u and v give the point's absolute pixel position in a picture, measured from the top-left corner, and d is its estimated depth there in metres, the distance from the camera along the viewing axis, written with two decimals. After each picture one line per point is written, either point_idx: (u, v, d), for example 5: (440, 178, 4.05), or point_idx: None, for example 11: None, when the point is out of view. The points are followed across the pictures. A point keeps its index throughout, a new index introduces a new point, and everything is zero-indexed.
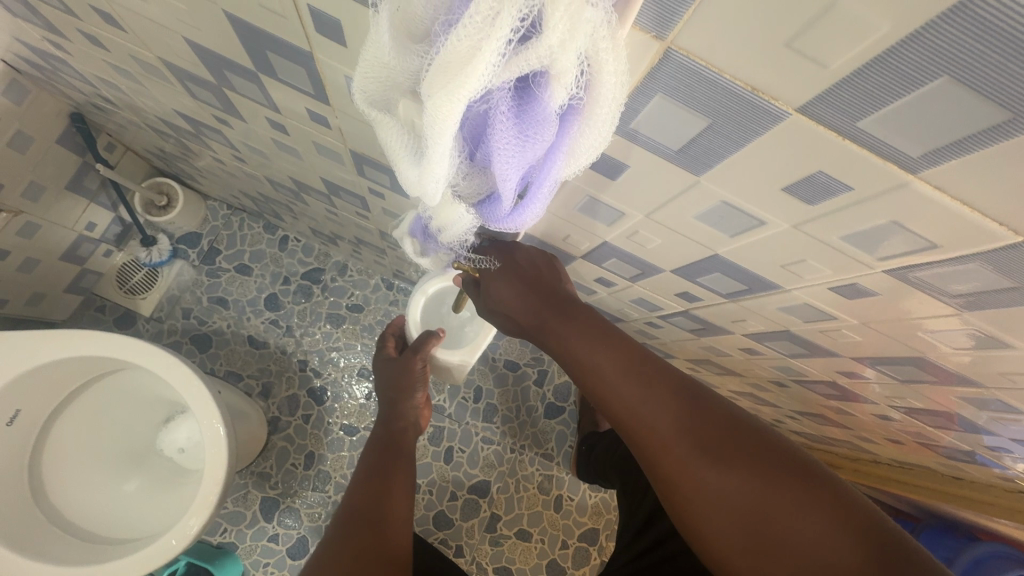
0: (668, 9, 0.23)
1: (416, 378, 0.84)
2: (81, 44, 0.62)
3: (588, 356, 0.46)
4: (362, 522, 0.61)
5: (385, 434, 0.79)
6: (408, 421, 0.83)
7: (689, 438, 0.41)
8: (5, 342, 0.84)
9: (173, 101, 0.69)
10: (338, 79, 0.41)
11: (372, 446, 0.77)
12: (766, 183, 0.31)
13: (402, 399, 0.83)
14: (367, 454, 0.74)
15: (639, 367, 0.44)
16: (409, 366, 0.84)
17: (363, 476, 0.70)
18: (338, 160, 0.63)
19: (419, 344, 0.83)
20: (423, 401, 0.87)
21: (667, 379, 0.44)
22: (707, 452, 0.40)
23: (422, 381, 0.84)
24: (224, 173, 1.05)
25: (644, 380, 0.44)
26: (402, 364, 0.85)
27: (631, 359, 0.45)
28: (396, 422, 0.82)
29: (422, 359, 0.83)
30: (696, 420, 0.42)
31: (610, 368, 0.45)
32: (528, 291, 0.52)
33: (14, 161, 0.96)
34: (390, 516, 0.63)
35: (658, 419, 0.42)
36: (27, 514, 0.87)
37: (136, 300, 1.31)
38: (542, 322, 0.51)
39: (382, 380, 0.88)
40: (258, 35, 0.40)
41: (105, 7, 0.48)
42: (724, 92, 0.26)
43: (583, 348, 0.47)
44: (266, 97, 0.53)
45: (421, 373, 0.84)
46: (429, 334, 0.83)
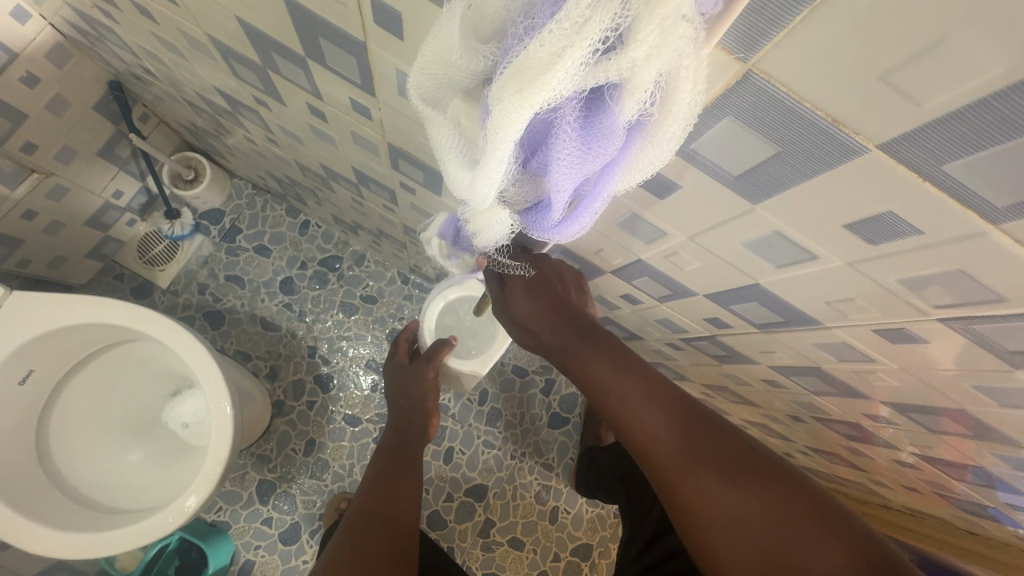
0: (756, 32, 0.22)
1: (429, 387, 0.84)
2: (129, 13, 0.62)
3: (609, 376, 0.45)
4: (374, 521, 0.61)
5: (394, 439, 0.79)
6: (416, 428, 0.83)
7: (707, 466, 0.40)
8: (26, 301, 0.85)
9: (214, 78, 0.69)
10: (389, 72, 0.40)
11: (382, 452, 0.76)
12: (828, 218, 0.30)
13: (415, 406, 0.84)
14: (376, 457, 0.74)
15: (661, 394, 0.44)
16: (422, 374, 0.84)
17: (372, 480, 0.69)
18: (373, 152, 0.63)
19: (433, 352, 0.82)
20: (433, 410, 0.87)
21: (689, 408, 0.43)
22: (727, 481, 0.39)
23: (436, 390, 0.85)
24: (254, 152, 1.05)
25: (666, 405, 0.43)
26: (415, 372, 0.85)
27: (652, 383, 0.44)
28: (407, 428, 0.83)
29: (435, 367, 0.83)
30: (716, 450, 0.41)
31: (631, 391, 0.44)
32: (552, 305, 0.52)
33: (50, 124, 0.96)
34: (398, 518, 0.63)
35: (674, 444, 0.41)
36: (32, 474, 0.87)
37: (155, 271, 1.32)
38: (563, 338, 0.50)
39: (393, 386, 0.88)
40: (313, 20, 0.40)
41: None
42: (802, 120, 0.25)
43: (603, 368, 0.46)
44: (311, 82, 0.52)
45: (434, 381, 0.84)
46: (443, 342, 0.81)
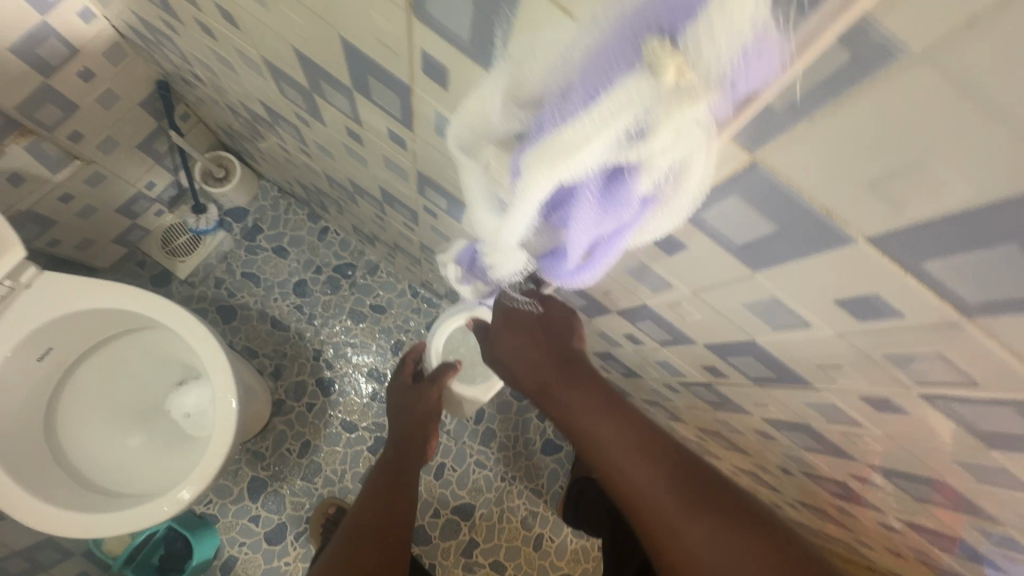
0: (764, 131, 0.24)
1: (431, 406, 0.87)
2: (191, 28, 0.67)
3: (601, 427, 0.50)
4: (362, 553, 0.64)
5: (393, 457, 0.83)
6: (414, 450, 0.86)
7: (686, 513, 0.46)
8: (56, 282, 0.89)
9: (260, 92, 0.73)
10: (429, 114, 0.44)
11: (381, 469, 0.80)
12: (821, 292, 0.32)
13: (415, 428, 0.86)
14: (371, 479, 0.78)
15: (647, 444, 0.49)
16: (425, 394, 0.87)
17: (372, 496, 0.74)
18: (402, 177, 0.66)
19: (437, 374, 0.86)
20: (433, 430, 0.90)
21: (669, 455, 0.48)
22: (706, 521, 0.46)
23: (436, 412, 0.87)
24: (284, 159, 1.09)
25: (651, 456, 0.48)
26: (418, 392, 0.88)
27: (637, 437, 0.49)
28: (405, 448, 0.85)
29: (438, 389, 0.86)
30: (695, 496, 0.47)
31: (619, 445, 0.49)
32: (549, 349, 0.56)
33: (98, 116, 1.02)
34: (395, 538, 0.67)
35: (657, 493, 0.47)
36: (37, 448, 0.90)
37: (175, 261, 1.36)
38: (555, 383, 0.54)
39: (395, 402, 0.92)
40: (365, 62, 0.44)
41: (229, 8, 0.52)
42: (800, 208, 0.27)
43: (593, 418, 0.51)
44: (353, 111, 0.56)
45: (435, 403, 0.86)
46: (447, 365, 0.85)
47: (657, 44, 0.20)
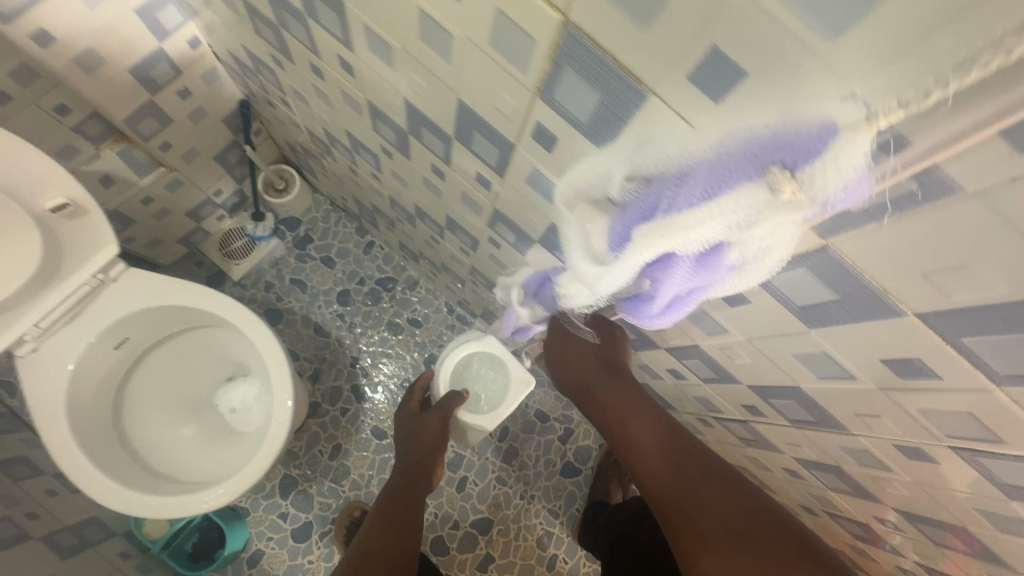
0: (840, 224, 0.31)
1: (435, 433, 0.96)
2: (299, 67, 0.75)
3: (627, 421, 0.65)
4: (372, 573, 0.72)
5: (401, 482, 0.92)
6: (423, 473, 0.95)
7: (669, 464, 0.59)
8: (140, 279, 0.96)
9: (350, 125, 0.82)
10: (525, 168, 0.51)
11: (387, 494, 0.91)
12: (869, 352, 0.38)
13: (423, 454, 0.96)
14: (378, 505, 0.87)
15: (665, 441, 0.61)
16: (430, 419, 0.96)
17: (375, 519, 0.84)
18: (476, 211, 0.74)
19: (445, 402, 0.95)
20: (439, 457, 0.98)
21: (675, 444, 0.60)
22: (681, 476, 0.57)
23: (442, 437, 0.96)
24: (348, 179, 1.17)
25: (660, 444, 0.61)
26: (423, 419, 0.97)
27: (643, 413, 0.65)
28: (414, 473, 0.94)
29: (443, 414, 0.95)
30: (691, 474, 0.57)
31: (627, 416, 0.66)
32: (598, 361, 0.72)
33: (187, 129, 1.11)
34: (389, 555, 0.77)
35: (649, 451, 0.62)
36: (107, 430, 0.97)
37: (230, 263, 1.45)
38: (597, 384, 0.71)
39: (403, 430, 1.01)
40: (477, 121, 0.51)
41: (351, 61, 0.60)
42: (860, 284, 0.33)
43: (615, 402, 0.68)
44: (446, 153, 0.63)
45: (440, 429, 0.96)
46: (455, 394, 0.95)
47: (775, 172, 0.29)
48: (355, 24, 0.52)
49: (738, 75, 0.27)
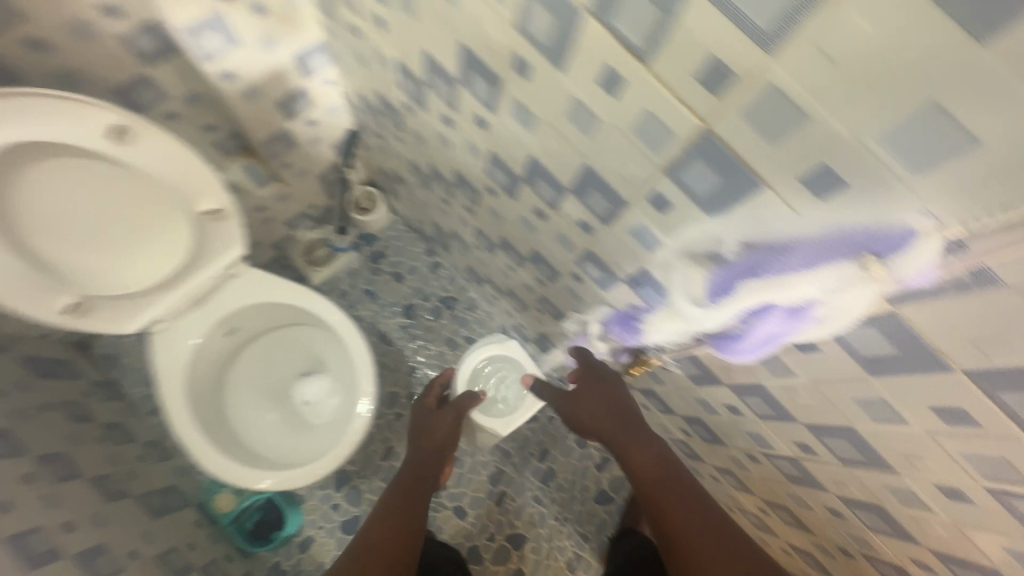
0: (908, 294, 0.41)
1: (447, 429, 1.09)
2: (430, 116, 0.89)
3: (640, 459, 0.86)
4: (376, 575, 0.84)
5: (409, 478, 1.02)
6: (431, 464, 1.06)
7: (674, 494, 0.82)
8: (257, 277, 1.11)
9: (461, 165, 0.95)
10: (634, 221, 0.63)
11: (394, 488, 1.01)
12: (921, 399, 0.47)
13: (433, 450, 1.07)
14: (386, 501, 0.98)
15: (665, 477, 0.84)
16: (443, 417, 1.10)
17: (381, 514, 0.95)
18: (567, 249, 0.85)
19: (460, 404, 1.10)
20: (449, 451, 1.09)
21: (670, 471, 0.84)
22: (680, 502, 0.81)
23: (453, 433, 1.09)
24: (435, 206, 1.31)
25: (659, 471, 0.85)
26: (438, 415, 1.11)
27: (657, 451, 0.87)
28: (423, 469, 1.04)
29: (456, 412, 1.09)
30: (679, 497, 0.82)
31: (646, 453, 0.87)
32: (609, 399, 0.91)
33: (305, 152, 1.27)
34: (396, 557, 0.88)
35: (653, 477, 0.85)
36: (210, 407, 1.11)
37: (311, 269, 1.60)
38: (611, 420, 0.90)
39: (417, 420, 1.13)
40: (598, 181, 0.63)
41: (489, 120, 0.74)
42: (920, 343, 0.43)
43: (631, 439, 0.88)
44: (556, 201, 0.76)
45: (452, 426, 1.09)
46: (472, 396, 1.09)
47: (862, 261, 0.41)
48: (507, 97, 0.65)
49: (842, 185, 0.38)
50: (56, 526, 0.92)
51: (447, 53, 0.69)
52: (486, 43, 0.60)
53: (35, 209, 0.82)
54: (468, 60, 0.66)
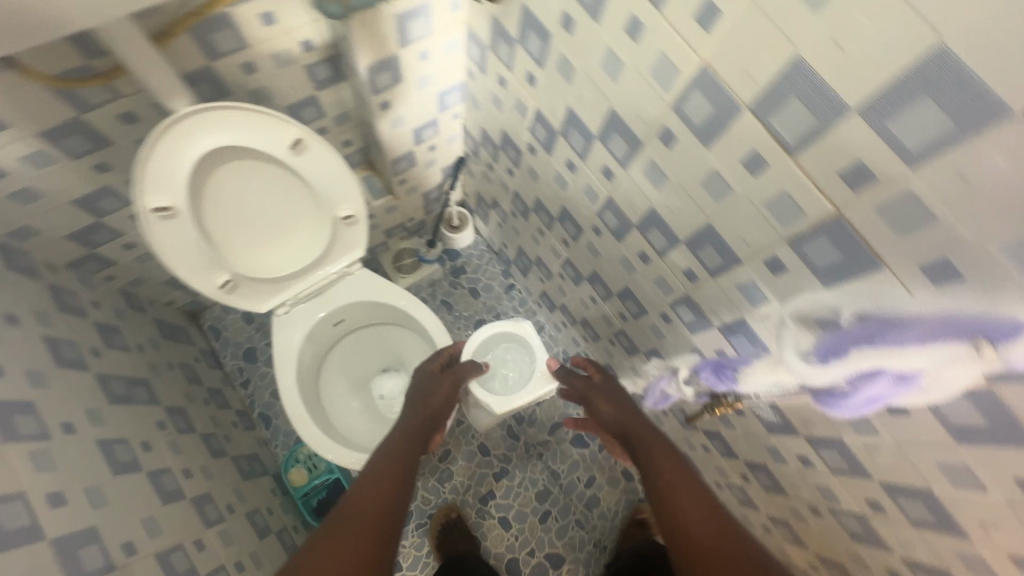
0: (1005, 378, 0.47)
1: (446, 394, 1.08)
2: (554, 159, 1.01)
3: (653, 447, 0.91)
4: (367, 528, 0.77)
5: (403, 437, 0.99)
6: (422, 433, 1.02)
7: (676, 477, 0.84)
8: (370, 278, 1.24)
9: (572, 204, 1.06)
10: (746, 276, 0.72)
11: (383, 449, 0.95)
12: (1006, 470, 0.53)
13: (430, 414, 1.05)
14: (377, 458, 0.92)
15: (670, 470, 0.85)
16: (445, 380, 1.08)
17: (369, 471, 0.89)
18: (664, 291, 0.94)
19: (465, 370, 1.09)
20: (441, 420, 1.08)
21: (678, 462, 0.86)
22: (684, 483, 0.82)
23: (450, 400, 1.08)
24: (526, 234, 1.43)
25: (672, 462, 0.86)
26: (440, 379, 1.09)
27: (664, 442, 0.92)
28: (412, 437, 0.99)
29: (457, 375, 1.09)
30: (682, 480, 0.83)
31: (656, 443, 0.91)
32: (616, 397, 1.04)
33: (420, 172, 1.42)
34: (373, 513, 0.80)
35: (661, 460, 0.88)
36: (310, 387, 1.24)
37: (397, 275, 1.74)
38: (625, 418, 0.99)
39: (419, 385, 1.11)
40: (717, 238, 0.72)
41: (617, 172, 0.85)
42: (1011, 421, 0.49)
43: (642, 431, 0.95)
44: (667, 248, 0.85)
45: (449, 391, 1.07)
46: (475, 366, 1.10)
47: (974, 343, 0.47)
48: (644, 158, 0.76)
49: (961, 277, 0.46)
50: (180, 471, 1.05)
51: (595, 115, 0.81)
52: (639, 114, 0.71)
53: (223, 196, 0.98)
54: (615, 123, 0.77)
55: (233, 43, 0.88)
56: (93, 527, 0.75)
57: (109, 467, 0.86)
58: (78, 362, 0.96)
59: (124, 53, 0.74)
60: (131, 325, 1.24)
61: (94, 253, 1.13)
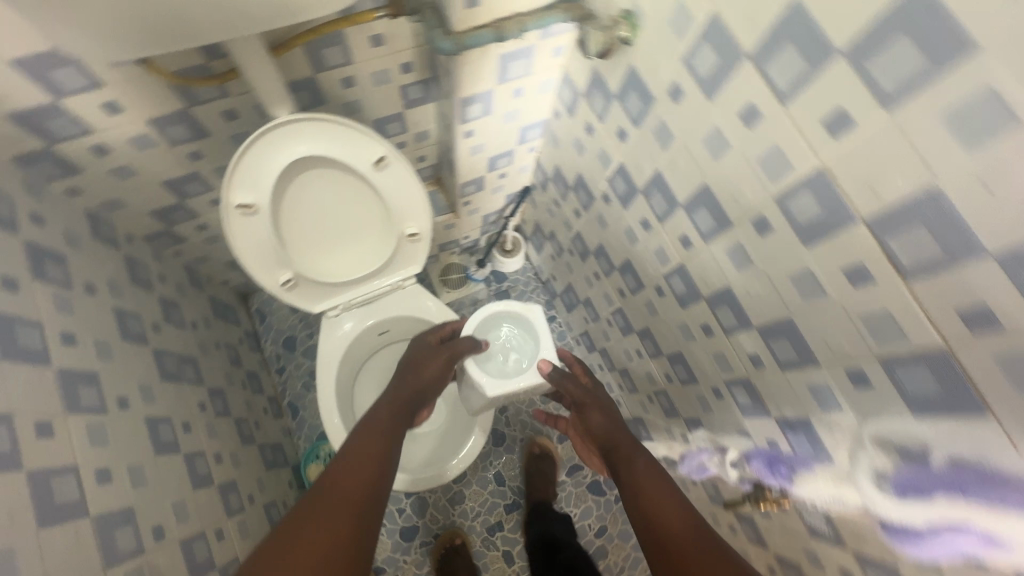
0: None
1: (437, 368, 1.01)
2: (629, 213, 1.00)
3: (633, 455, 0.84)
4: (348, 501, 0.71)
5: (387, 410, 0.92)
6: (405, 408, 0.95)
7: (660, 486, 0.77)
8: (422, 296, 1.25)
9: (638, 259, 1.05)
10: (821, 379, 0.69)
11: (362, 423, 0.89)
12: None
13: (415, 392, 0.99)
14: (353, 437, 0.84)
15: (650, 478, 0.79)
16: (439, 355, 1.02)
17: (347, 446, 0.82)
18: (721, 367, 0.91)
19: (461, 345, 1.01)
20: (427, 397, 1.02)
21: (659, 472, 0.80)
22: (667, 493, 0.75)
23: (443, 376, 1.02)
24: (579, 273, 1.42)
25: (656, 474, 0.79)
26: (434, 354, 1.04)
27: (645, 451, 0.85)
28: (392, 409, 0.93)
29: (452, 352, 1.01)
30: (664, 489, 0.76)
31: (637, 451, 0.84)
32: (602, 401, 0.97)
33: (486, 196, 1.43)
34: (356, 483, 0.74)
35: (644, 468, 0.81)
36: (346, 391, 1.25)
37: (443, 288, 1.73)
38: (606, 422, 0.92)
39: (412, 358, 1.06)
40: (796, 334, 0.70)
41: (696, 243, 0.83)
42: None
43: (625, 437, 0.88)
44: (735, 328, 0.82)
45: (442, 366, 1.01)
46: (475, 343, 1.01)
47: None
48: (730, 237, 0.74)
49: None
50: (212, 455, 1.07)
51: (684, 184, 0.79)
52: (735, 196, 0.69)
53: (302, 202, 1.00)
54: (705, 198, 0.76)
55: (340, 59, 0.91)
56: (131, 507, 0.77)
57: (152, 446, 0.88)
58: (140, 335, 0.99)
59: (244, 58, 0.77)
60: (190, 301, 1.28)
61: (170, 230, 1.18)
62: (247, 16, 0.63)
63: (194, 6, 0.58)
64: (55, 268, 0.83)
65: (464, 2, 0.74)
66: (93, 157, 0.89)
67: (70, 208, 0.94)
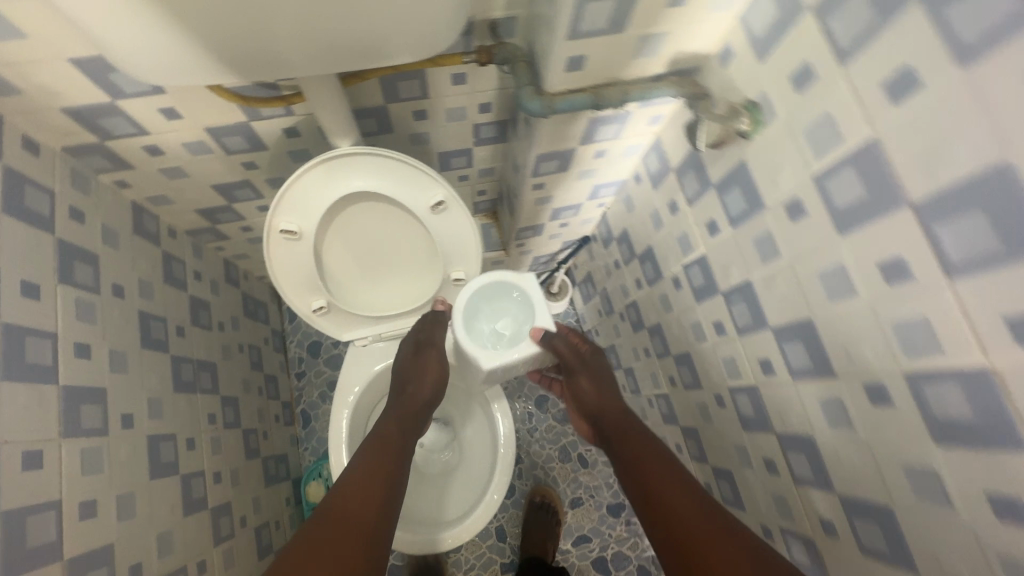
0: None
1: (428, 368, 0.90)
2: (701, 308, 0.88)
3: (644, 449, 0.72)
4: (354, 538, 0.63)
5: (397, 422, 0.82)
6: (417, 418, 0.84)
7: (691, 491, 0.66)
8: None
9: (700, 357, 0.93)
10: None
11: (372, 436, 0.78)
12: None
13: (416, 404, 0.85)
14: (358, 453, 0.75)
15: (671, 479, 0.68)
16: (428, 353, 0.92)
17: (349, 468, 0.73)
18: (779, 510, 0.79)
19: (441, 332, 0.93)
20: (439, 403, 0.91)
21: (685, 477, 0.68)
22: (697, 497, 0.65)
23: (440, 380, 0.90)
24: (626, 341, 1.31)
25: (680, 480, 0.67)
26: (425, 350, 0.93)
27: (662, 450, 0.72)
28: (398, 417, 0.82)
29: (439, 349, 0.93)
30: (693, 498, 0.65)
31: (654, 449, 0.72)
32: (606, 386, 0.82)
33: (541, 241, 1.33)
34: (363, 512, 0.66)
35: (669, 469, 0.69)
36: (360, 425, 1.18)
37: None
38: (614, 415, 0.79)
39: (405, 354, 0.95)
40: (893, 528, 0.57)
41: (779, 374, 0.71)
42: None
43: (639, 436, 0.74)
44: (808, 481, 0.70)
45: (437, 371, 0.91)
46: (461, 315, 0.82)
47: None
48: (829, 389, 0.62)
49: None
50: (211, 474, 1.01)
51: (780, 308, 0.68)
52: (848, 349, 0.57)
53: (350, 233, 0.94)
54: (806, 335, 0.64)
55: (414, 93, 0.83)
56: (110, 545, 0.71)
57: (149, 468, 0.83)
58: (161, 341, 0.95)
59: (307, 82, 0.70)
60: (222, 300, 1.24)
61: (214, 227, 1.13)
62: (307, 40, 0.57)
63: (281, 42, 0.56)
64: (85, 270, 0.79)
65: (565, 65, 0.64)
66: (145, 155, 0.85)
67: (116, 201, 0.90)
